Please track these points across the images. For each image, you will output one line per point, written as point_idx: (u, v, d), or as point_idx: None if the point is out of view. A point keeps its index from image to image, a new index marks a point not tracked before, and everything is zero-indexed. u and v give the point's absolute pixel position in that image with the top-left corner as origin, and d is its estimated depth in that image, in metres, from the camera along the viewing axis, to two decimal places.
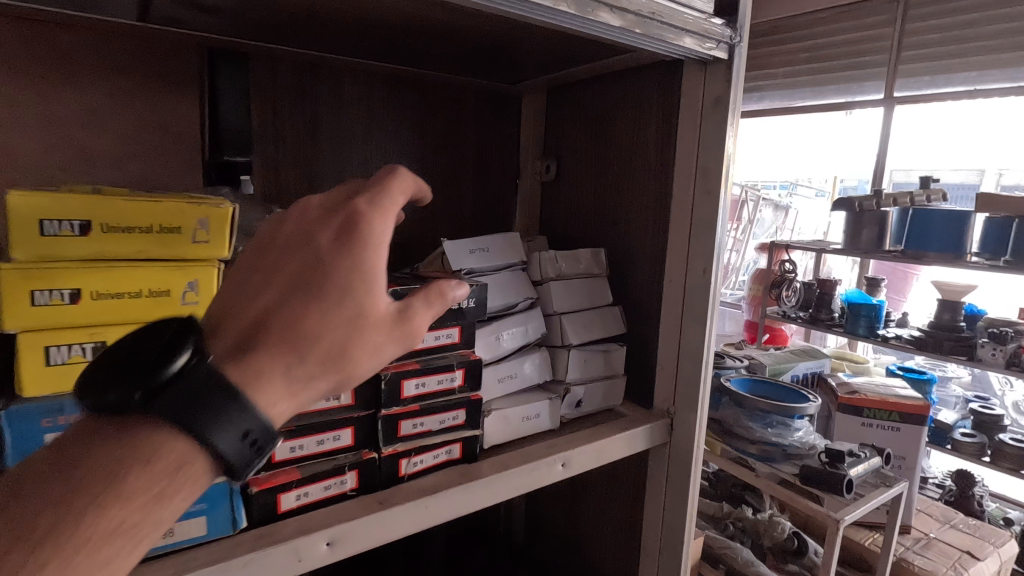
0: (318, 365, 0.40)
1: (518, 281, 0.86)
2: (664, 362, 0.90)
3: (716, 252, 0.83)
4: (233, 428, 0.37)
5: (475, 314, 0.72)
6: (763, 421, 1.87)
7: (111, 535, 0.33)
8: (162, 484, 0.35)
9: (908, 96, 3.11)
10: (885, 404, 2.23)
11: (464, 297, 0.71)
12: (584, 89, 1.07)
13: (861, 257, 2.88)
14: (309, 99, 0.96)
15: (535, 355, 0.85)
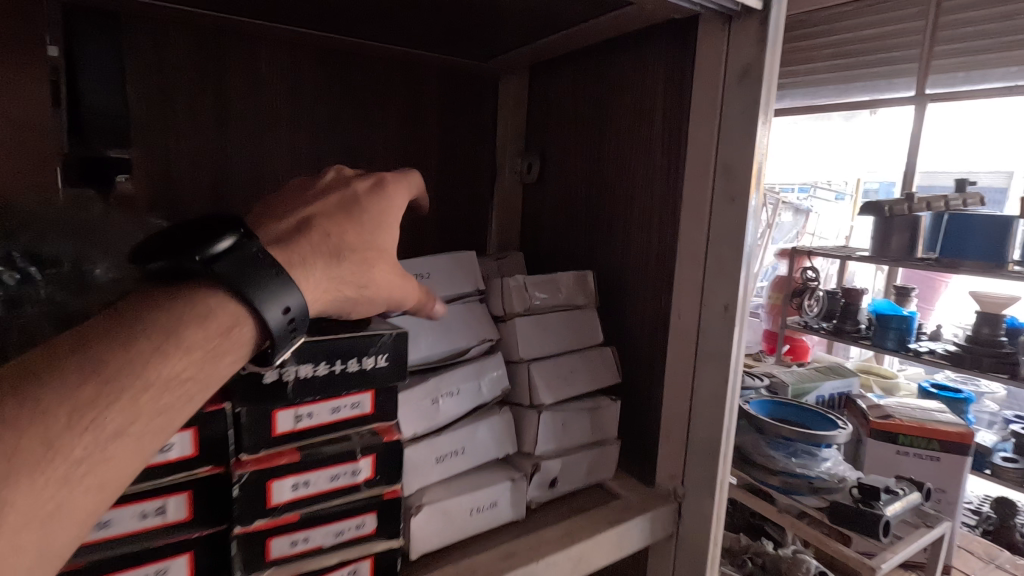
0: (342, 283, 0.46)
1: (469, 320, 0.63)
2: (670, 426, 0.67)
3: (744, 282, 0.59)
4: (278, 308, 0.39)
5: (389, 377, 0.49)
6: (786, 449, 1.43)
7: (174, 389, 0.34)
8: (217, 343, 0.37)
9: (945, 93, 2.72)
10: (924, 431, 1.80)
11: (368, 355, 0.48)
12: (576, 67, 0.84)
13: (891, 265, 2.39)
14: (214, 75, 0.73)
15: (493, 421, 0.62)
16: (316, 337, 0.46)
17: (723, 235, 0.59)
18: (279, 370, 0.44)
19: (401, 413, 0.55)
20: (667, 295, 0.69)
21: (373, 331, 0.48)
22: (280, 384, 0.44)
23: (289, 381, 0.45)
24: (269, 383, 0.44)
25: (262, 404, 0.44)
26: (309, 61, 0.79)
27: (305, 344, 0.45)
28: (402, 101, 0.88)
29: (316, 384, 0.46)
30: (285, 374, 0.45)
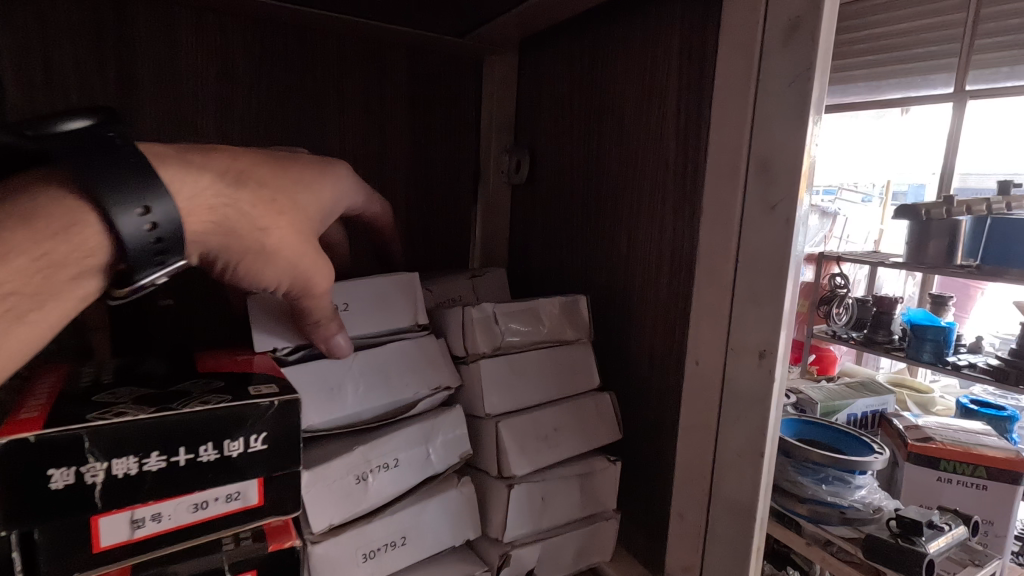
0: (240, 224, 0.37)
1: (411, 361, 0.48)
2: (683, 501, 0.51)
3: (789, 319, 0.43)
4: (134, 211, 0.31)
5: (274, 463, 0.34)
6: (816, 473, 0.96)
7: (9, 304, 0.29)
8: (49, 247, 0.30)
9: (985, 90, 2.29)
10: (972, 456, 1.29)
11: (239, 434, 0.33)
12: (573, 43, 0.69)
13: (925, 273, 1.94)
14: (115, 56, 0.59)
15: (447, 498, 0.47)
16: (151, 415, 0.30)
17: (758, 254, 0.43)
18: (84, 469, 0.29)
19: (310, 500, 0.40)
20: (681, 329, 0.53)
21: (247, 399, 0.33)
22: (86, 487, 0.29)
23: (102, 483, 0.30)
24: (64, 486, 0.29)
25: (62, 516, 0.29)
26: (242, 36, 0.65)
27: (129, 425, 0.30)
28: (362, 86, 0.74)
29: (150, 481, 0.31)
30: (94, 473, 0.29)
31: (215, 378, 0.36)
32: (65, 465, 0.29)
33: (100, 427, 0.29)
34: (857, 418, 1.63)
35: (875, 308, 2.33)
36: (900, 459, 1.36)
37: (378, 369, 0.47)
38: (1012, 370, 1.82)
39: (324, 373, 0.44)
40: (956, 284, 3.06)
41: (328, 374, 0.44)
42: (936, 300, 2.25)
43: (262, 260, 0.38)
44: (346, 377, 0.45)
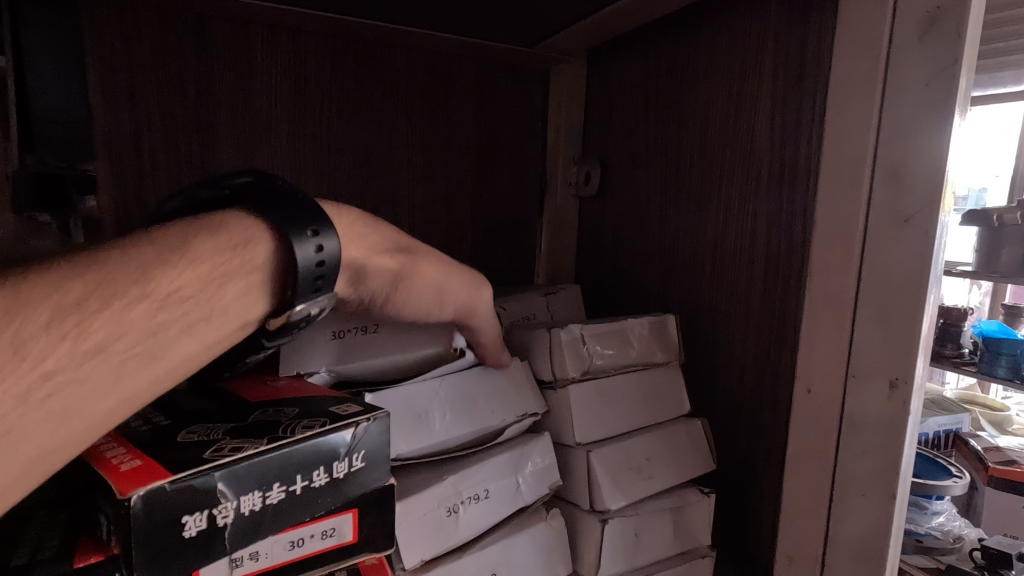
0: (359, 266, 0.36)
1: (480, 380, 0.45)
2: (793, 542, 0.47)
3: (924, 341, 0.39)
4: (306, 247, 0.30)
5: (373, 478, 0.33)
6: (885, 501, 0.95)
7: (193, 330, 0.26)
8: (226, 261, 0.27)
9: None
10: None
11: (347, 456, 0.31)
12: (648, 48, 0.66)
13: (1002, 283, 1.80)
14: (195, 74, 0.60)
15: (537, 533, 0.44)
16: (269, 446, 0.28)
17: (887, 272, 0.40)
18: (214, 510, 0.26)
19: (404, 533, 0.37)
20: (781, 353, 0.49)
21: (348, 418, 0.32)
22: (216, 531, 0.27)
23: (230, 524, 0.27)
24: (196, 533, 0.26)
25: (195, 566, 0.26)
26: (314, 54, 0.65)
27: (253, 459, 0.28)
28: (427, 99, 0.72)
29: (273, 516, 0.29)
30: (225, 514, 0.27)
31: (284, 405, 0.34)
32: (199, 510, 0.26)
33: (228, 464, 0.27)
34: (929, 438, 1.49)
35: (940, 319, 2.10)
36: (981, 483, 1.27)
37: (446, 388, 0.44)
38: None
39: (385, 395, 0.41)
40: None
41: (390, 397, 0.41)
42: (1011, 311, 2.09)
43: (412, 293, 0.40)
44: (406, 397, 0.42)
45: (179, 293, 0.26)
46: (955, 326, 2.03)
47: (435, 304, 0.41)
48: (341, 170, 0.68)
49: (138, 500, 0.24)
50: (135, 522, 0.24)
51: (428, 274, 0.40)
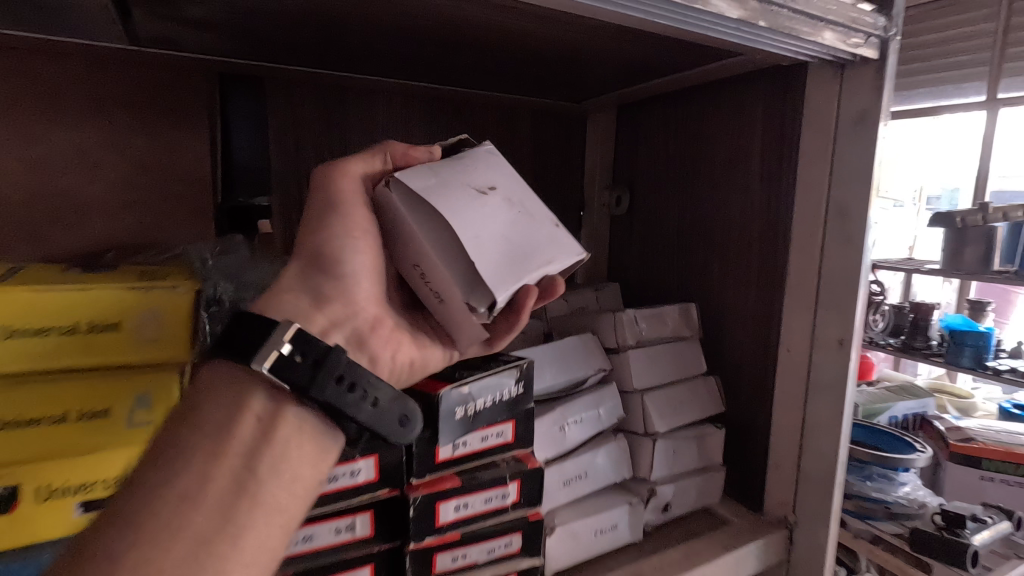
0: (299, 292, 0.45)
1: (409, 182, 0.43)
2: (780, 456, 0.69)
3: (859, 317, 0.62)
4: (221, 334, 0.40)
5: (526, 400, 0.55)
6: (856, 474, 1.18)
7: (224, 447, 0.36)
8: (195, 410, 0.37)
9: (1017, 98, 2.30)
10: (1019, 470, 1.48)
11: (514, 382, 0.54)
12: (666, 106, 0.88)
13: (964, 280, 2.06)
14: (338, 129, 0.80)
15: (610, 449, 0.66)
16: (481, 373, 0.52)
17: (837, 273, 0.62)
18: (466, 406, 0.50)
19: (536, 438, 0.60)
20: (770, 329, 0.71)
21: (513, 361, 0.54)
22: (466, 419, 0.51)
23: (471, 415, 0.51)
24: (459, 418, 0.50)
25: (460, 434, 0.51)
26: (419, 111, 0.86)
27: (478, 380, 0.51)
28: (497, 142, 0.94)
29: (486, 414, 0.53)
30: (469, 409, 0.51)
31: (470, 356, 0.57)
32: (461, 405, 0.50)
33: (468, 383, 0.50)
34: (900, 417, 1.74)
35: (912, 313, 2.36)
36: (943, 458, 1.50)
37: (441, 192, 0.42)
38: None
39: (499, 248, 0.41)
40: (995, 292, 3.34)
41: (495, 253, 0.40)
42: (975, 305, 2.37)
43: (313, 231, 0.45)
44: (502, 229, 0.42)
45: (184, 437, 0.36)
46: (924, 319, 2.29)
47: (322, 207, 0.45)
48: None
49: (443, 396, 0.48)
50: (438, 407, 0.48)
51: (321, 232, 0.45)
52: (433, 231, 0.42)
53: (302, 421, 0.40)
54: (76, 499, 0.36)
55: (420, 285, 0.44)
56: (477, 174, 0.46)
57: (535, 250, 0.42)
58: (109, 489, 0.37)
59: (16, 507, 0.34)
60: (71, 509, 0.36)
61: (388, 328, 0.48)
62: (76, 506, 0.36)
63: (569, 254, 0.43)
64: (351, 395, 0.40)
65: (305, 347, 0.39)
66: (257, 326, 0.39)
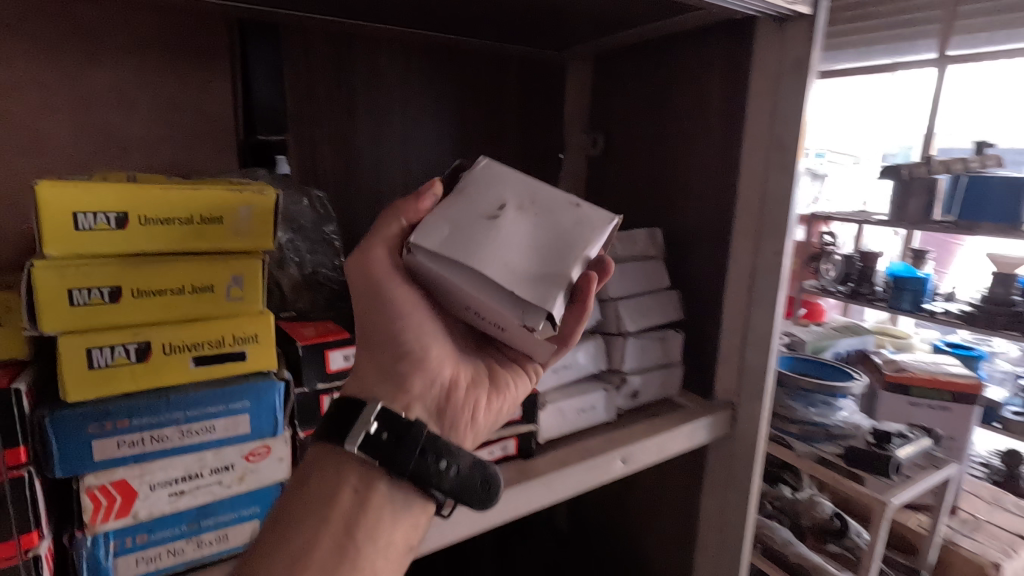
0: (386, 376, 0.54)
1: (436, 246, 0.46)
2: (727, 351, 0.84)
3: (791, 232, 0.76)
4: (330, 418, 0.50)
5: None
6: (806, 399, 2.02)
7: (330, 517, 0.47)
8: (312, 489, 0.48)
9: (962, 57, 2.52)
10: (934, 383, 2.18)
11: None
12: (638, 55, 0.98)
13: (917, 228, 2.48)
14: (346, 72, 0.88)
15: (590, 345, 0.80)
16: None
17: (774, 195, 0.76)
18: None
19: None
20: (721, 248, 0.85)
21: None
22: None
23: None
24: None
25: None
26: (419, 57, 0.95)
27: None
28: (487, 89, 1.04)
29: None
30: None
31: None
32: None
33: None
34: None
35: None
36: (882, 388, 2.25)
37: (473, 237, 0.46)
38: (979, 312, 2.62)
39: (546, 257, 0.46)
40: (938, 240, 3.79)
41: (547, 264, 0.45)
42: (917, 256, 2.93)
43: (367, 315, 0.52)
44: (540, 239, 0.47)
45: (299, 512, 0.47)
46: None
47: (366, 285, 0.50)
48: (433, 138, 0.99)
49: None
50: None
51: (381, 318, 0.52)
52: (479, 276, 0.46)
53: (395, 493, 0.50)
54: (191, 354, 0.47)
55: (485, 321, 0.50)
56: (487, 198, 0.49)
57: (576, 238, 0.47)
58: (215, 347, 0.48)
59: (149, 357, 0.45)
60: (186, 362, 0.47)
61: (465, 384, 0.57)
62: (191, 359, 0.47)
63: (602, 223, 0.49)
64: (436, 465, 0.51)
65: (400, 425, 0.50)
66: (358, 407, 0.50)
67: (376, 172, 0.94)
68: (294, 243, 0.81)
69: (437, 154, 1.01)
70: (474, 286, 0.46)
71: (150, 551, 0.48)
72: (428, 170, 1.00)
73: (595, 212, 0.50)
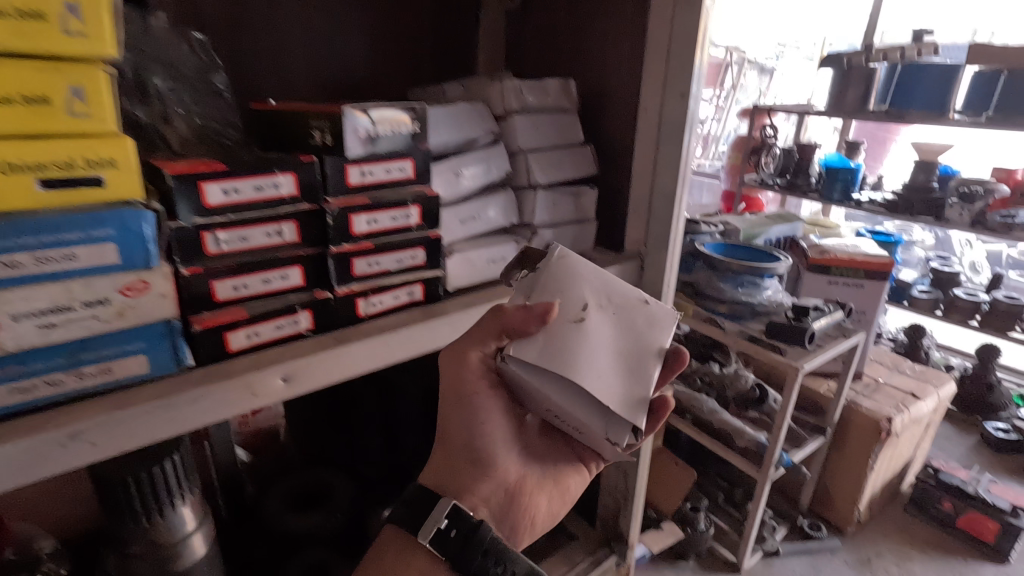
0: (466, 481, 0.64)
1: (532, 362, 0.55)
2: (637, 204, 0.86)
3: (697, 74, 0.75)
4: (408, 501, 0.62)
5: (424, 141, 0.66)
6: (735, 282, 2.15)
7: None
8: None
9: None
10: (852, 263, 2.31)
11: (410, 122, 0.64)
12: None
13: (845, 119, 2.68)
14: None
15: (501, 198, 0.80)
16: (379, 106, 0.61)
17: (680, 34, 0.74)
18: (368, 132, 0.60)
19: (433, 180, 0.72)
20: (632, 97, 0.84)
21: (410, 103, 0.64)
22: (367, 143, 0.61)
23: (372, 142, 0.61)
24: (363, 141, 0.60)
25: (365, 158, 0.61)
26: None
27: (376, 109, 0.61)
28: None
29: (385, 144, 0.63)
30: (370, 135, 0.61)
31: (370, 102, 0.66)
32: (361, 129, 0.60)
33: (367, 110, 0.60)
34: None
35: None
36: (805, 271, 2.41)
37: (570, 347, 0.55)
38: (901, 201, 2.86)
39: (628, 368, 0.56)
40: (874, 133, 3.83)
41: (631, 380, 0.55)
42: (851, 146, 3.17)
43: (448, 424, 0.64)
44: (620, 342, 0.57)
45: None
46: None
47: (456, 400, 0.63)
48: None
49: (346, 113, 0.58)
50: (344, 127, 0.58)
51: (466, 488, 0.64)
52: (563, 381, 0.55)
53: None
54: (36, 176, 0.43)
55: (565, 423, 0.58)
56: (573, 304, 0.58)
57: (649, 339, 0.58)
58: (65, 171, 0.44)
59: None
60: (31, 184, 0.43)
61: (530, 485, 0.67)
62: (36, 181, 0.43)
63: (669, 320, 0.59)
64: (494, 567, 0.60)
65: (461, 523, 0.60)
66: (434, 501, 0.61)
67: (269, 19, 0.86)
68: (176, 90, 0.74)
69: (338, 3, 0.92)
70: (579, 403, 0.54)
71: (24, 381, 0.46)
72: (330, 21, 0.92)
73: (662, 309, 0.60)
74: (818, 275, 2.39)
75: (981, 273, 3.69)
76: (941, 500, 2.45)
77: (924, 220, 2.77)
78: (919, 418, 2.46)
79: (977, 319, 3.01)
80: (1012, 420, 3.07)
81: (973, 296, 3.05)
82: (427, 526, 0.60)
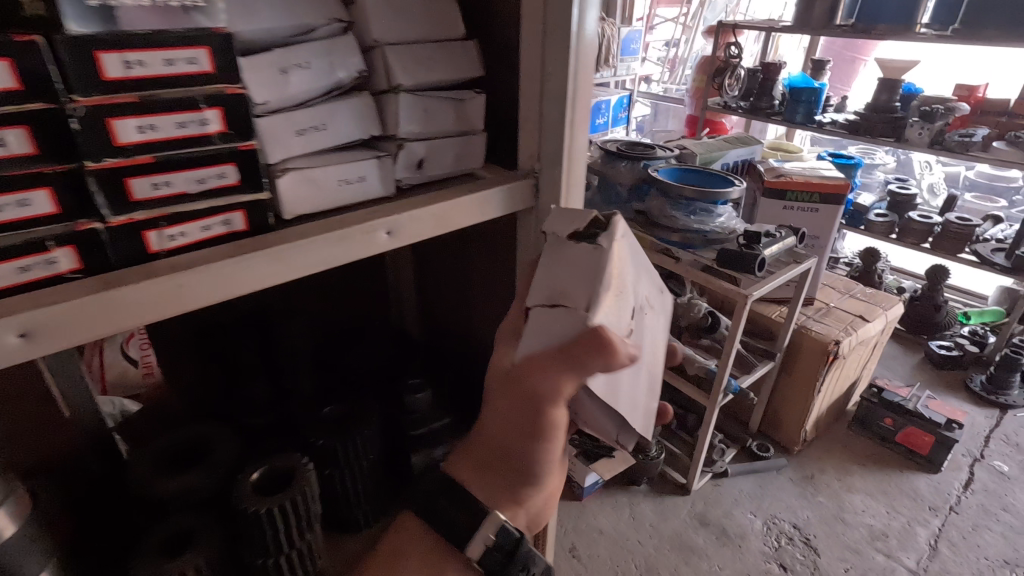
0: (511, 489, 0.77)
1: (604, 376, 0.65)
2: (527, 111, 0.72)
3: None
4: (455, 508, 0.74)
5: (214, 20, 0.51)
6: (687, 210, 2.04)
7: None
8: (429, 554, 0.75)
9: None
10: (806, 186, 2.23)
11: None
12: None
13: (809, 33, 2.51)
14: None
15: (353, 104, 0.65)
16: None
17: None
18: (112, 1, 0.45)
19: (249, 78, 0.56)
20: None
21: None
22: (114, 18, 0.46)
23: (122, 17, 0.46)
24: (104, 15, 0.45)
25: (118, 41, 0.46)
26: None
27: None
28: None
29: (149, 23, 0.47)
30: (117, 7, 0.45)
31: None
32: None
33: None
34: None
35: None
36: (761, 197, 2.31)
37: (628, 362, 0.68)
38: (862, 121, 2.75)
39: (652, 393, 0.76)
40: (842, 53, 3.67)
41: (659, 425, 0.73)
42: (816, 64, 3.02)
43: (502, 430, 0.73)
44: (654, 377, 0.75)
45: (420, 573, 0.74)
46: None
47: (521, 415, 0.69)
48: None
49: None
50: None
51: (513, 485, 0.76)
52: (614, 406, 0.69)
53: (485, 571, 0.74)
54: None
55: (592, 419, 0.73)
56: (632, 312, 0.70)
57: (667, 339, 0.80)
58: None
59: None
60: None
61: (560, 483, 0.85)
62: None
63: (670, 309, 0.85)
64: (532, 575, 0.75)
65: (504, 537, 0.73)
66: (483, 518, 0.74)
67: None
68: None
69: None
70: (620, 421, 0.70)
71: None
72: None
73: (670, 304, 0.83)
74: (773, 199, 2.30)
75: (938, 195, 3.68)
76: (882, 417, 2.51)
77: (884, 142, 2.67)
78: (866, 340, 2.48)
79: (930, 241, 3.00)
80: (955, 338, 3.15)
81: (926, 218, 3.02)
82: (474, 546, 0.73)
